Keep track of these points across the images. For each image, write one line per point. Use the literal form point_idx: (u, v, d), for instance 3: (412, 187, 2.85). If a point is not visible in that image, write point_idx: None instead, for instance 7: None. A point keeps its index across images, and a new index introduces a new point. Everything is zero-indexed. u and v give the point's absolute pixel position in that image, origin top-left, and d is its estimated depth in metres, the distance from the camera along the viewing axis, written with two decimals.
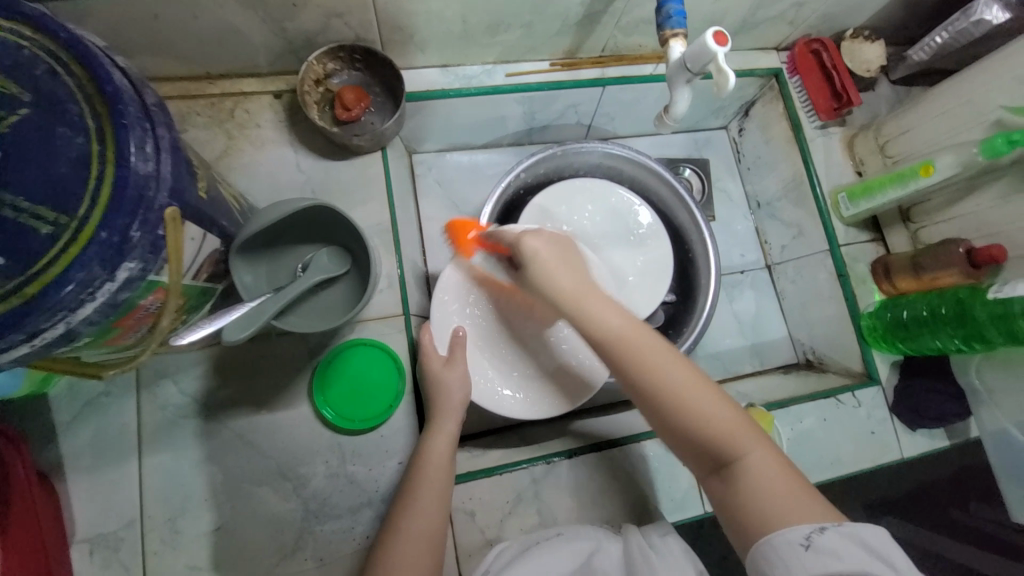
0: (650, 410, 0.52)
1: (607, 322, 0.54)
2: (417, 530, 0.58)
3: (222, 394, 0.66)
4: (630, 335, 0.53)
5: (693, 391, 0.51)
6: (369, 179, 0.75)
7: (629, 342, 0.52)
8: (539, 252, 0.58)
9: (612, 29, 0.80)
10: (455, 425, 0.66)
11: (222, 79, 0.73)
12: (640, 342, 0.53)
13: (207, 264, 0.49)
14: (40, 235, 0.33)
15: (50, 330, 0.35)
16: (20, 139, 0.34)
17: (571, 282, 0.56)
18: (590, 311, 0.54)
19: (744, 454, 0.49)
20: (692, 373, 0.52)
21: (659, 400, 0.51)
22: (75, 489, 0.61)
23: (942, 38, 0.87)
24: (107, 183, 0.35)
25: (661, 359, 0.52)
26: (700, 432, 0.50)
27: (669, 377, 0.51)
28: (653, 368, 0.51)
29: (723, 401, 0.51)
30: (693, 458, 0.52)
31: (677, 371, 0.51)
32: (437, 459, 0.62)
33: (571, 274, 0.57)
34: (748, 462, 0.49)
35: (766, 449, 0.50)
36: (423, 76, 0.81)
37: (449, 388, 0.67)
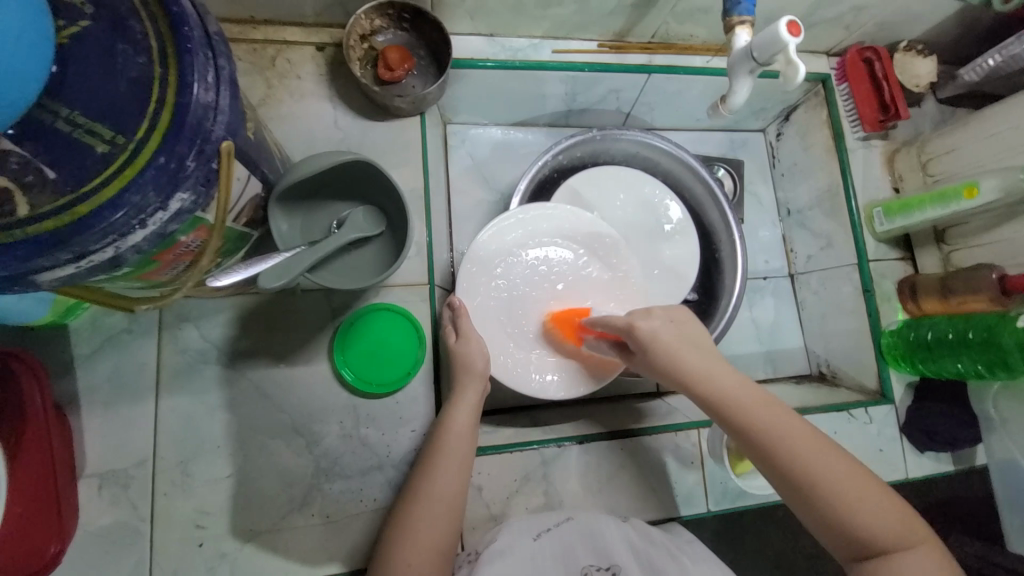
0: (803, 500, 0.53)
1: (743, 395, 0.57)
2: (434, 493, 0.58)
3: (243, 344, 0.65)
4: (784, 420, 0.55)
5: (839, 472, 0.52)
6: (405, 142, 0.74)
7: (780, 427, 0.54)
8: (670, 335, 0.60)
9: (667, 15, 0.78)
10: (476, 397, 0.65)
11: (266, 25, 0.71)
12: (790, 425, 0.55)
13: (247, 209, 0.48)
14: (95, 154, 0.33)
15: (98, 253, 0.34)
16: (81, 53, 0.33)
17: (722, 368, 0.59)
18: (756, 398, 0.57)
19: (893, 540, 0.50)
20: (849, 464, 0.53)
21: (817, 489, 0.52)
22: (89, 423, 0.61)
23: (993, 62, 0.84)
24: (167, 108, 0.34)
25: (808, 449, 0.53)
26: (853, 514, 0.51)
27: (822, 467, 0.52)
28: (796, 447, 0.53)
29: (867, 479, 0.53)
30: (842, 547, 0.52)
31: (817, 450, 0.53)
32: (457, 428, 0.62)
33: (711, 356, 0.60)
34: (912, 554, 0.50)
35: (931, 546, 0.51)
36: (469, 44, 0.79)
37: (471, 356, 0.66)
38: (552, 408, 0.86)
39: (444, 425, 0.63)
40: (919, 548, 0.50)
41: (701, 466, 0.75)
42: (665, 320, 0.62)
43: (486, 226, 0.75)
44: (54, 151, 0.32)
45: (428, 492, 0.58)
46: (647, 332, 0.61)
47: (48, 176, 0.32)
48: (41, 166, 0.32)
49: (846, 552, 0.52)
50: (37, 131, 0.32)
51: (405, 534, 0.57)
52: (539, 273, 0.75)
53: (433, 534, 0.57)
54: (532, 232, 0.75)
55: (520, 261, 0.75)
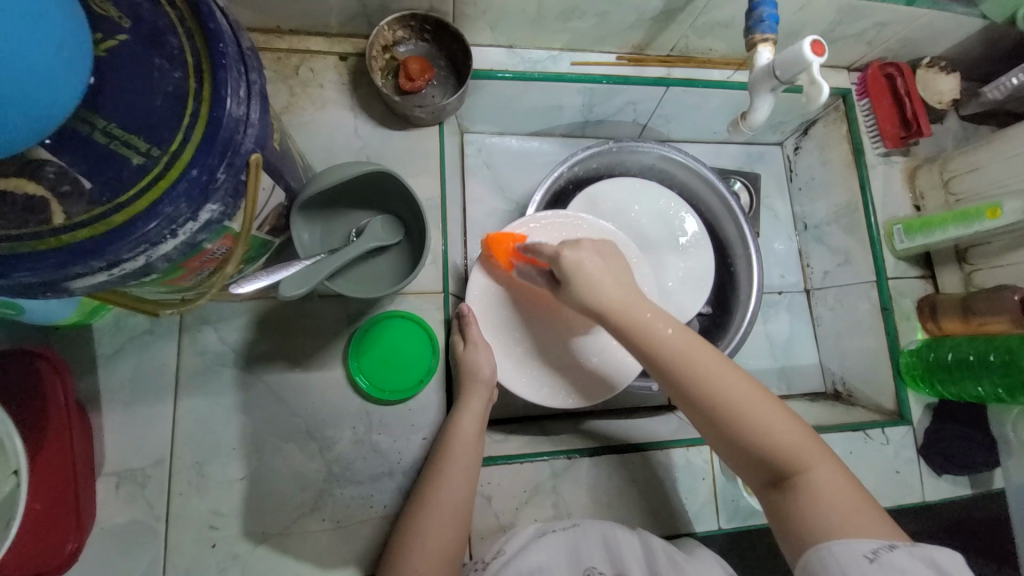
0: (710, 425, 0.52)
1: (657, 329, 0.54)
2: (442, 500, 0.59)
3: (260, 348, 0.66)
4: (681, 339, 0.53)
5: (748, 398, 0.51)
6: (423, 152, 0.75)
7: (674, 348, 0.52)
8: (589, 261, 0.57)
9: (686, 29, 0.78)
10: (481, 405, 0.66)
11: (291, 35, 0.73)
12: (696, 349, 0.53)
13: (271, 217, 0.49)
14: (131, 165, 0.34)
15: (130, 262, 0.35)
16: (117, 66, 0.34)
17: (633, 294, 0.56)
18: (674, 335, 0.54)
19: (803, 463, 0.49)
20: (751, 387, 0.51)
21: (721, 410, 0.51)
22: (109, 422, 0.62)
23: (1019, 80, 0.83)
24: (201, 122, 0.35)
25: (714, 369, 0.52)
26: (761, 441, 0.50)
27: (727, 392, 0.51)
28: (704, 377, 0.51)
29: (778, 407, 0.51)
30: (751, 470, 0.52)
31: (726, 376, 0.51)
32: (465, 435, 0.63)
33: (626, 283, 0.57)
34: (812, 476, 0.48)
35: (828, 463, 0.49)
36: (489, 55, 0.80)
37: (477, 365, 0.67)
38: (562, 418, 0.86)
39: (451, 430, 0.63)
40: (814, 468, 0.49)
41: (712, 483, 0.74)
42: (595, 253, 0.58)
43: (501, 230, 0.75)
44: (89, 161, 0.33)
45: (437, 500, 0.59)
46: (568, 261, 0.57)
47: (83, 186, 0.33)
48: (76, 176, 0.33)
49: (756, 475, 0.52)
50: (71, 141, 0.33)
51: (413, 541, 0.57)
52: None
53: (441, 542, 0.57)
54: (548, 238, 0.75)
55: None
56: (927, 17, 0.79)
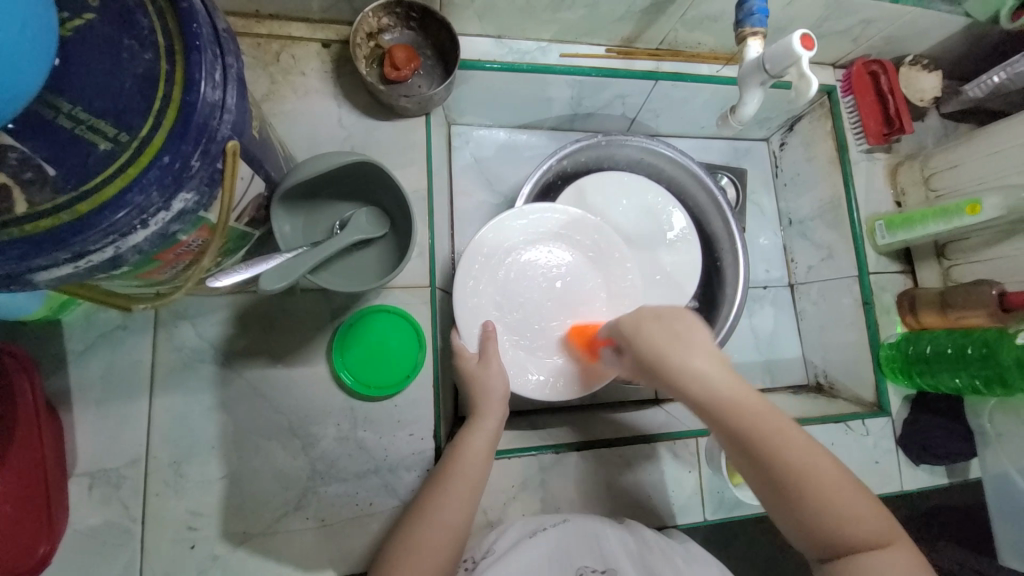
0: (792, 519, 0.47)
1: (725, 392, 0.48)
2: (439, 519, 0.56)
3: (241, 343, 0.64)
4: (755, 408, 0.47)
5: (831, 483, 0.46)
6: (410, 143, 0.73)
7: (751, 419, 0.47)
8: (651, 325, 0.54)
9: (676, 22, 0.78)
10: (494, 425, 0.64)
11: (272, 20, 0.70)
12: (787, 441, 0.47)
13: (251, 207, 0.48)
14: (97, 151, 0.32)
15: (98, 253, 0.33)
16: (86, 48, 0.32)
17: (704, 350, 0.50)
18: (750, 403, 0.48)
19: (890, 558, 0.45)
20: (829, 464, 0.47)
21: (804, 501, 0.46)
22: (81, 421, 0.60)
23: (999, 78, 0.85)
24: (173, 107, 0.33)
25: (793, 452, 0.46)
26: (847, 534, 0.45)
27: (807, 476, 0.46)
28: (781, 456, 0.46)
29: (861, 495, 0.47)
30: (825, 560, 0.47)
31: (806, 454, 0.47)
32: (471, 455, 0.60)
33: (695, 342, 0.51)
34: (900, 571, 0.44)
35: (915, 561, 0.45)
36: (476, 45, 0.79)
37: (488, 385, 0.65)
38: (550, 412, 0.86)
39: (458, 450, 0.61)
40: (905, 564, 0.45)
41: (699, 475, 0.75)
42: (660, 320, 0.54)
43: (485, 225, 0.73)
44: (53, 146, 0.31)
45: (431, 508, 0.57)
46: (632, 326, 0.56)
47: (47, 173, 0.31)
48: (40, 162, 0.31)
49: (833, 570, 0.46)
50: (38, 127, 0.31)
51: (409, 554, 0.54)
52: (538, 274, 0.74)
53: (437, 556, 0.54)
54: (525, 237, 0.74)
55: (520, 260, 0.74)
56: (911, 15, 0.80)
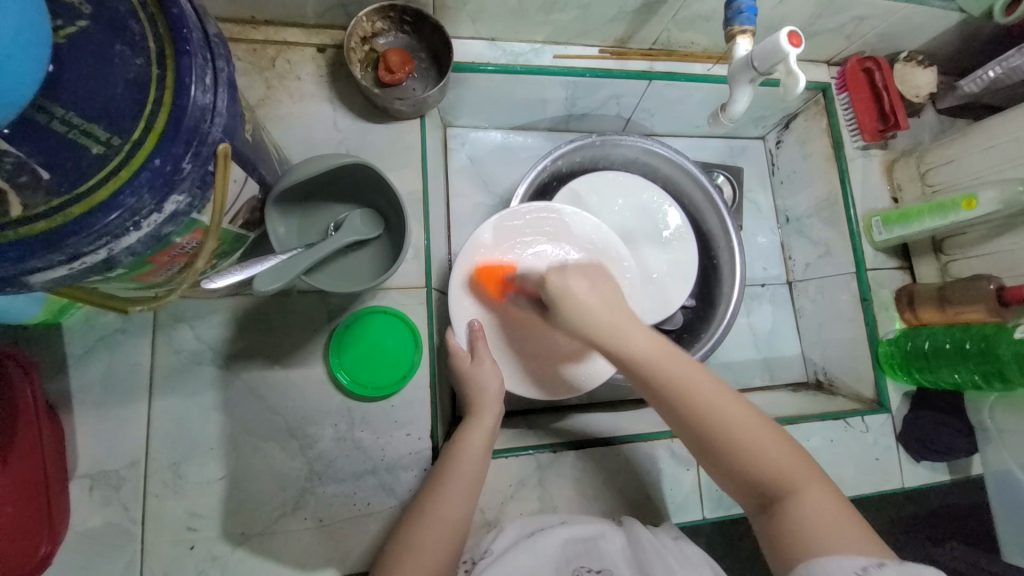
0: (704, 453, 0.53)
1: (637, 343, 0.54)
2: (439, 515, 0.56)
3: (238, 346, 0.65)
4: (661, 355, 0.54)
5: (733, 416, 0.52)
6: (405, 145, 0.73)
7: (657, 364, 0.53)
8: (576, 284, 0.57)
9: (668, 22, 0.78)
10: (492, 421, 0.65)
11: (267, 26, 0.71)
12: (690, 380, 0.53)
13: (244, 210, 0.48)
14: (90, 155, 0.32)
15: (91, 255, 0.34)
16: (79, 54, 0.33)
17: (619, 308, 0.56)
18: (660, 351, 0.54)
19: (794, 486, 0.49)
20: (734, 403, 0.53)
21: (705, 432, 0.52)
22: (81, 423, 0.60)
23: (994, 73, 0.85)
24: (163, 111, 0.34)
25: (698, 391, 0.52)
26: (749, 462, 0.50)
27: (707, 411, 0.52)
28: (687, 398, 0.52)
29: (765, 428, 0.51)
30: (739, 491, 0.52)
31: (709, 392, 0.52)
32: (469, 451, 0.61)
33: (613, 304, 0.57)
34: (803, 497, 0.48)
35: (820, 488, 0.49)
36: (470, 47, 0.79)
37: (482, 383, 0.66)
38: (548, 412, 0.86)
39: (455, 447, 0.61)
40: (806, 490, 0.49)
41: (697, 473, 0.75)
42: (582, 277, 0.58)
43: (481, 227, 0.73)
44: (47, 150, 0.32)
45: (428, 506, 0.57)
46: (558, 284, 0.58)
47: (41, 176, 0.32)
48: (35, 166, 0.32)
49: (748, 499, 0.52)
50: (31, 132, 0.32)
51: (406, 555, 0.54)
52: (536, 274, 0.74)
53: (436, 554, 0.54)
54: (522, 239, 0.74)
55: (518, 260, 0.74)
56: (903, 11, 0.80)
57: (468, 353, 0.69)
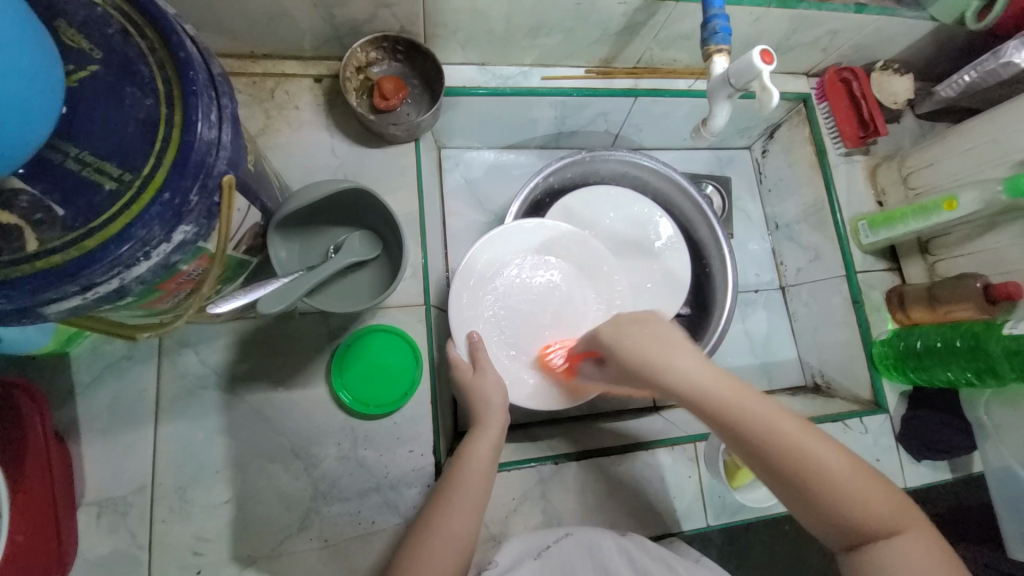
0: (801, 506, 0.47)
1: (708, 386, 0.47)
2: (445, 529, 0.56)
3: (242, 369, 0.66)
4: (754, 402, 0.47)
5: (837, 465, 0.46)
6: (400, 167, 0.76)
7: (756, 415, 0.46)
8: (638, 335, 0.53)
9: (650, 42, 0.81)
10: (498, 432, 0.65)
11: (266, 59, 0.74)
12: (785, 426, 0.46)
13: (248, 236, 0.50)
14: (102, 191, 0.34)
15: (104, 285, 0.35)
16: (91, 97, 0.35)
17: (692, 353, 0.50)
18: (742, 397, 0.47)
19: (895, 531, 0.46)
20: (834, 449, 0.47)
21: (808, 486, 0.46)
22: (88, 451, 0.61)
23: (970, 77, 0.87)
24: (172, 147, 0.36)
25: (795, 441, 0.46)
26: (855, 514, 0.45)
27: (812, 461, 0.46)
28: (789, 448, 0.46)
29: (863, 470, 0.47)
30: (835, 539, 0.47)
31: (808, 439, 0.46)
32: (474, 465, 0.61)
33: (681, 342, 0.51)
34: (904, 544, 0.45)
35: (914, 528, 0.46)
36: (461, 72, 0.82)
37: (486, 395, 0.66)
38: (550, 425, 0.87)
39: (459, 461, 0.62)
40: (903, 532, 0.46)
41: (699, 480, 0.75)
42: (643, 325, 0.55)
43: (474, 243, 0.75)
44: (62, 188, 0.34)
45: (434, 521, 0.57)
46: (613, 335, 0.56)
47: (56, 213, 0.34)
48: (50, 204, 0.34)
49: (839, 543, 0.47)
50: (47, 171, 0.34)
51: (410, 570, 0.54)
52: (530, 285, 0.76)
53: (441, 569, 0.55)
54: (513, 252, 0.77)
55: (511, 273, 0.76)
56: (875, 24, 0.84)
57: (469, 365, 0.70)
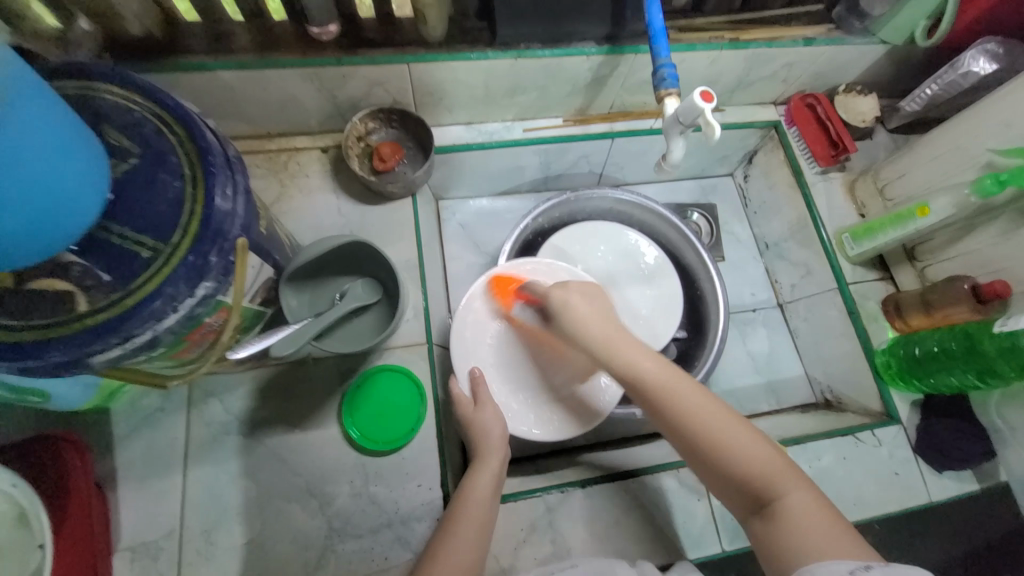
0: (699, 463, 0.53)
1: (641, 362, 0.57)
2: (452, 561, 0.58)
3: (262, 414, 0.72)
4: (659, 369, 0.56)
5: (721, 424, 0.52)
6: (400, 220, 0.84)
7: (657, 378, 0.55)
8: (575, 303, 0.63)
9: (618, 89, 0.90)
10: (497, 463, 0.67)
11: (280, 137, 0.85)
12: (682, 389, 0.55)
13: (261, 290, 0.57)
14: (140, 259, 0.42)
15: (140, 337, 0.42)
16: (132, 185, 0.43)
17: (618, 335, 0.59)
18: (659, 368, 0.56)
19: (782, 490, 0.50)
20: (722, 411, 0.54)
21: (697, 442, 0.53)
22: (124, 499, 0.66)
23: (932, 90, 0.93)
24: (196, 219, 0.43)
25: (691, 403, 0.54)
26: (740, 470, 0.51)
27: (695, 417, 0.53)
28: (673, 404, 0.54)
29: (751, 434, 0.52)
30: (737, 500, 0.52)
31: (695, 400, 0.54)
32: (476, 499, 0.63)
33: (614, 328, 0.60)
34: (790, 504, 0.49)
35: (807, 492, 0.49)
36: (451, 132, 0.92)
37: (484, 427, 0.70)
38: (558, 456, 0.88)
39: (463, 494, 0.64)
40: (791, 493, 0.49)
41: (708, 502, 0.75)
42: (584, 309, 0.63)
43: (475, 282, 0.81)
44: (108, 259, 0.41)
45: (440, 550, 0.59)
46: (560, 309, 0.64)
47: (103, 279, 0.41)
48: (98, 272, 0.41)
49: (744, 504, 0.52)
50: (97, 246, 0.42)
51: None
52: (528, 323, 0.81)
53: None
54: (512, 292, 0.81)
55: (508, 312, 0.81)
56: (827, 54, 0.91)
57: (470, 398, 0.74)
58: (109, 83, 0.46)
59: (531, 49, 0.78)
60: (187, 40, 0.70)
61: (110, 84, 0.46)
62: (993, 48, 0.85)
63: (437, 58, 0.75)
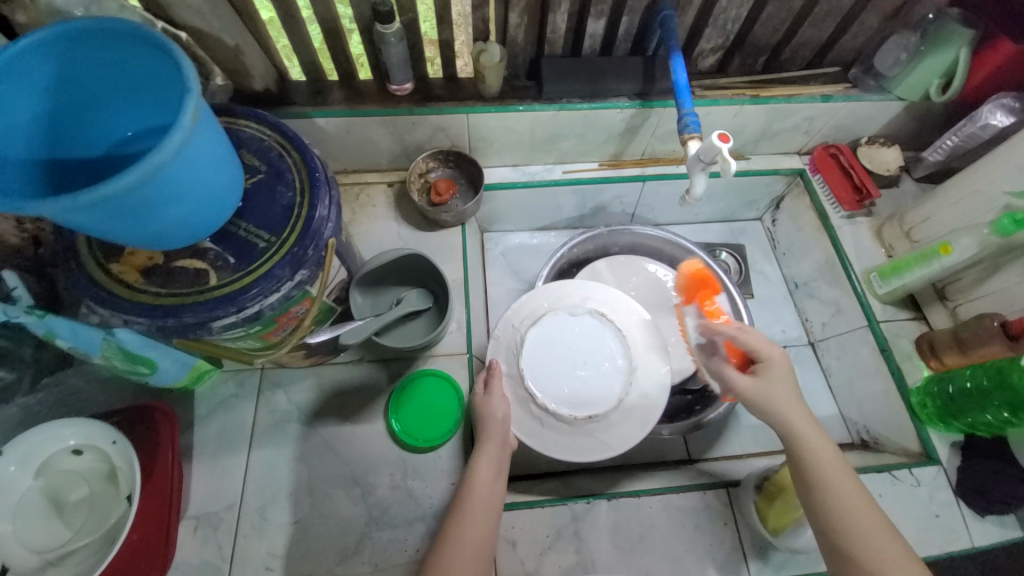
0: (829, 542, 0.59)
1: (812, 445, 0.62)
2: (465, 540, 0.62)
3: (319, 406, 0.80)
4: (828, 459, 0.61)
5: (870, 525, 0.57)
6: (450, 245, 0.96)
7: (821, 464, 0.61)
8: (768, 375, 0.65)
9: (649, 139, 1.00)
10: (495, 453, 0.70)
11: (354, 174, 1.00)
12: (842, 484, 0.60)
13: (336, 288, 0.68)
14: (258, 248, 0.53)
15: (250, 309, 0.52)
16: (257, 193, 0.56)
17: (802, 416, 0.63)
18: (830, 459, 0.61)
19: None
20: (873, 513, 0.58)
21: (839, 527, 0.58)
22: (195, 471, 0.75)
23: (952, 141, 0.98)
24: (302, 220, 0.55)
25: (847, 498, 0.59)
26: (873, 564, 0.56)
27: (849, 508, 0.58)
28: (827, 491, 0.59)
29: (893, 542, 0.57)
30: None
31: (852, 497, 0.59)
32: (481, 484, 0.67)
33: (797, 405, 0.64)
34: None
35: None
36: (499, 172, 1.04)
37: (490, 413, 0.73)
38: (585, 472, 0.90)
39: (470, 481, 0.67)
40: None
41: (736, 527, 0.75)
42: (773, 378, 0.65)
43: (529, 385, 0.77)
44: (235, 246, 0.53)
45: (460, 521, 0.64)
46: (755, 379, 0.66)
47: (229, 262, 0.53)
48: (227, 257, 0.53)
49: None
50: (228, 236, 0.54)
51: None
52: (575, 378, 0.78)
53: None
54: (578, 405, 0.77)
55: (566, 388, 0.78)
56: (846, 108, 0.98)
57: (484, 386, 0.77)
58: (248, 119, 0.60)
59: (572, 103, 0.90)
60: (293, 94, 0.87)
61: (248, 120, 0.60)
62: (1010, 102, 0.88)
63: (491, 109, 0.89)
